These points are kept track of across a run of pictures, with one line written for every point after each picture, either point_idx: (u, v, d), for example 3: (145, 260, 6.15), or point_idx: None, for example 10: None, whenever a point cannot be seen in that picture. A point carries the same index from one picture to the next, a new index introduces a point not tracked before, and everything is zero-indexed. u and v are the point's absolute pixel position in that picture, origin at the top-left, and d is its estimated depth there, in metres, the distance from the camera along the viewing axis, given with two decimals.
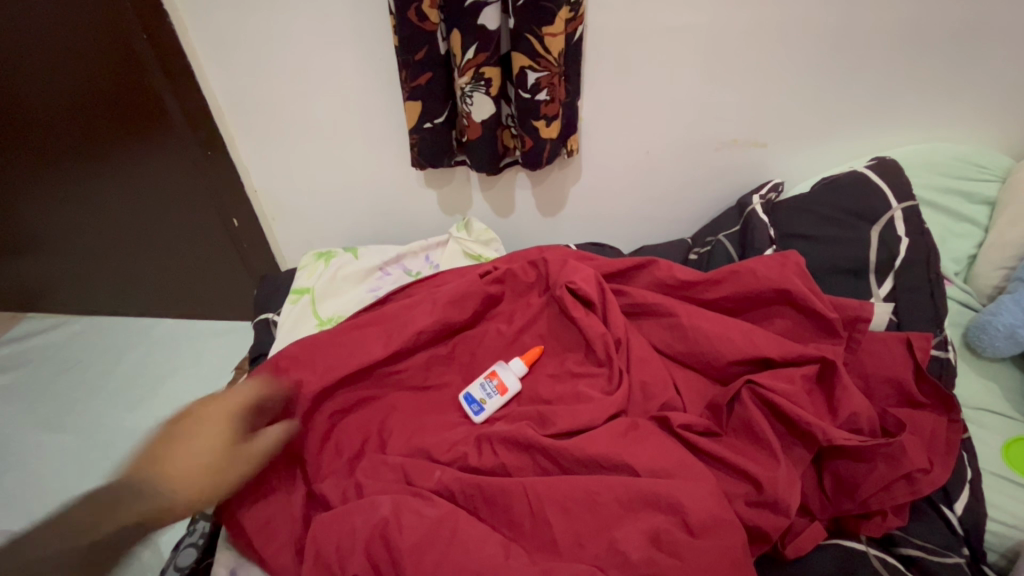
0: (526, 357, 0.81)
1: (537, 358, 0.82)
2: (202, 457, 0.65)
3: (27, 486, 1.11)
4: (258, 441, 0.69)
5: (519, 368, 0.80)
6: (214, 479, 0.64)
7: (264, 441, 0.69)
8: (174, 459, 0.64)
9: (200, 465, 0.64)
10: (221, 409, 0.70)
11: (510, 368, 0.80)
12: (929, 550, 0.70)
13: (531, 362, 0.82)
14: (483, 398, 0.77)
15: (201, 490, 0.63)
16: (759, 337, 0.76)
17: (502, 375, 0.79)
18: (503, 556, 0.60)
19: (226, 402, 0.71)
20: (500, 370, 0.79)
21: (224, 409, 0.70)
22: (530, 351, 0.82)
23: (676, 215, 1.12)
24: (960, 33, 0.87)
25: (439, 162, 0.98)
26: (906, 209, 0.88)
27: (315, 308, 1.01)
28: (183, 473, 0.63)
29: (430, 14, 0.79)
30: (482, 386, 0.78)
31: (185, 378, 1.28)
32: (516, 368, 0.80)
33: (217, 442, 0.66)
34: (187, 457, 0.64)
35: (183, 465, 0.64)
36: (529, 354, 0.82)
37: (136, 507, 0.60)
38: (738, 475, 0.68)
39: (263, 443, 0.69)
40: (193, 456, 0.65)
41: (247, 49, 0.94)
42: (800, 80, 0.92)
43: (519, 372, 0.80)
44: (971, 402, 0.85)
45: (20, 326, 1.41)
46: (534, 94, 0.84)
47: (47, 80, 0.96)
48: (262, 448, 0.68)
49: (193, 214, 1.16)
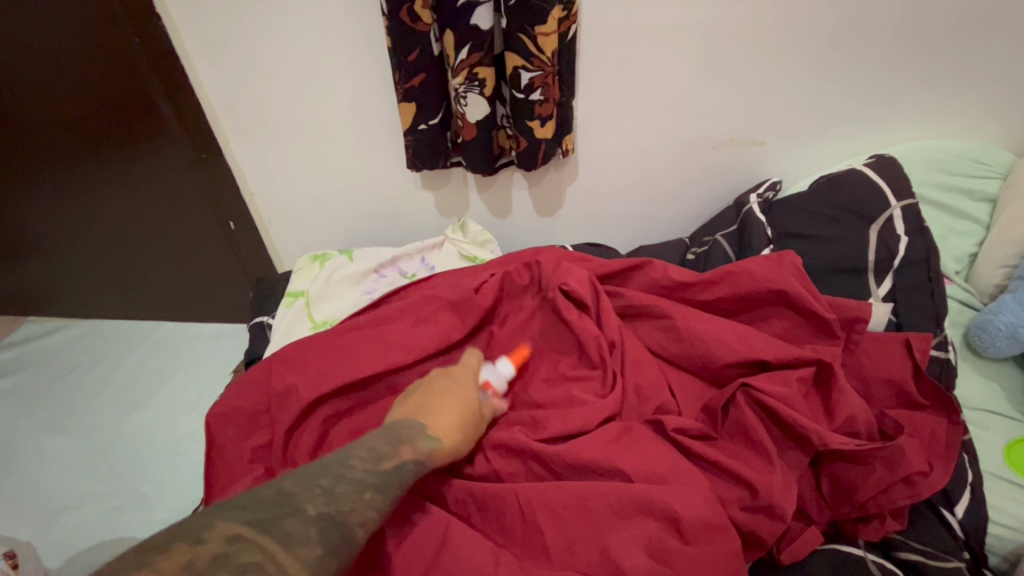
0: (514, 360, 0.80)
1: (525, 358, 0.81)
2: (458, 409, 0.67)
3: (26, 490, 1.12)
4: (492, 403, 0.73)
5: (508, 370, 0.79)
6: (473, 429, 0.68)
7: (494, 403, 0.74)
8: (445, 405, 0.66)
9: (467, 415, 0.67)
10: (467, 373, 0.74)
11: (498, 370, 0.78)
12: (928, 554, 0.69)
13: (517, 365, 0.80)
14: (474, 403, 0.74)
15: (462, 439, 0.66)
16: (755, 339, 0.75)
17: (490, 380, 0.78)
18: (492, 564, 0.59)
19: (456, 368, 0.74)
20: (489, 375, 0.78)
21: (468, 373, 0.74)
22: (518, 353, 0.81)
23: (674, 215, 1.11)
24: (961, 28, 0.85)
25: (435, 163, 0.97)
26: (906, 207, 0.87)
27: (310, 311, 1.00)
28: (448, 422, 0.65)
29: (422, 15, 0.78)
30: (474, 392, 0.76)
31: (183, 381, 1.28)
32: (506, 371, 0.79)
33: (471, 398, 0.70)
34: (457, 408, 0.67)
35: (447, 416, 0.65)
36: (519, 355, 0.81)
37: (422, 441, 0.60)
38: (733, 480, 0.67)
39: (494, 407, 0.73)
40: (455, 408, 0.67)
41: (239, 51, 0.93)
42: (799, 78, 0.91)
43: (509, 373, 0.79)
44: (972, 403, 0.84)
45: (21, 329, 1.42)
46: (527, 94, 0.83)
47: (42, 85, 0.96)
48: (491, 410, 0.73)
49: (190, 217, 1.15)
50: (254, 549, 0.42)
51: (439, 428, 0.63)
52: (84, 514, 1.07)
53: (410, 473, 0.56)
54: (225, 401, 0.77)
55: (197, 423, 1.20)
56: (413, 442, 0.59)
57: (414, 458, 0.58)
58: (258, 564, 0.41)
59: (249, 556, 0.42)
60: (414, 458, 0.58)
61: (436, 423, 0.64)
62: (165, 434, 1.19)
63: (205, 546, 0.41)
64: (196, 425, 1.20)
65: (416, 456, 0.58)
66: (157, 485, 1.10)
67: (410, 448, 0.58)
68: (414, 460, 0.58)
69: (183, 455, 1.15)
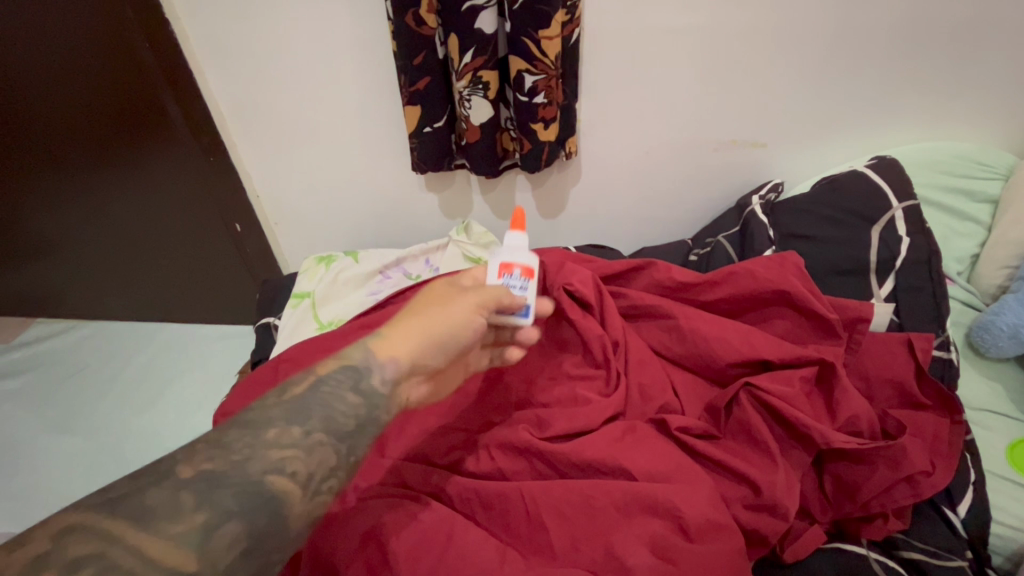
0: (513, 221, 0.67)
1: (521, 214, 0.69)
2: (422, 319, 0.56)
3: (34, 489, 1.12)
4: (473, 292, 0.60)
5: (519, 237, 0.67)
6: (444, 327, 0.56)
7: (490, 293, 0.61)
8: (402, 315, 0.57)
9: (427, 317, 0.57)
10: (446, 284, 0.64)
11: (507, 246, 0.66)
12: (931, 553, 0.69)
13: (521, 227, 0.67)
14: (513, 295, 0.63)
15: (429, 343, 0.55)
16: (757, 339, 0.76)
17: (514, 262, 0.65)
18: (498, 561, 0.60)
19: (436, 285, 0.65)
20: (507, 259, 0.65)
21: (444, 284, 0.64)
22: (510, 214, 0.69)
23: (677, 217, 1.11)
24: (962, 31, 0.86)
25: (440, 165, 0.98)
26: (908, 208, 0.88)
27: (316, 312, 1.01)
28: (404, 331, 0.54)
29: (427, 19, 0.80)
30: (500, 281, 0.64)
31: (190, 381, 1.29)
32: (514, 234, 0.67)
33: (436, 301, 0.59)
34: (413, 313, 0.57)
35: (402, 325, 0.55)
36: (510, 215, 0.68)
37: (352, 352, 0.51)
38: (736, 479, 0.68)
39: (495, 296, 0.61)
40: (413, 313, 0.57)
41: (247, 55, 0.95)
42: (801, 80, 0.92)
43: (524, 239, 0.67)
44: (975, 403, 0.84)
45: (29, 331, 1.43)
46: (531, 97, 0.84)
47: (53, 89, 0.97)
48: (488, 303, 0.60)
49: (197, 220, 1.17)
50: (91, 535, 0.35)
51: (386, 335, 0.53)
52: None
53: (320, 400, 0.47)
54: (233, 400, 0.78)
55: (204, 423, 1.21)
56: (329, 365, 0.50)
57: (323, 382, 0.48)
58: (96, 556, 0.35)
59: (83, 547, 0.35)
60: (324, 381, 0.48)
61: (384, 331, 0.54)
62: (172, 435, 1.19)
63: (25, 549, 0.34)
64: (203, 425, 1.20)
65: (336, 376, 0.49)
66: None
67: (322, 368, 0.49)
68: (326, 384, 0.48)
69: None
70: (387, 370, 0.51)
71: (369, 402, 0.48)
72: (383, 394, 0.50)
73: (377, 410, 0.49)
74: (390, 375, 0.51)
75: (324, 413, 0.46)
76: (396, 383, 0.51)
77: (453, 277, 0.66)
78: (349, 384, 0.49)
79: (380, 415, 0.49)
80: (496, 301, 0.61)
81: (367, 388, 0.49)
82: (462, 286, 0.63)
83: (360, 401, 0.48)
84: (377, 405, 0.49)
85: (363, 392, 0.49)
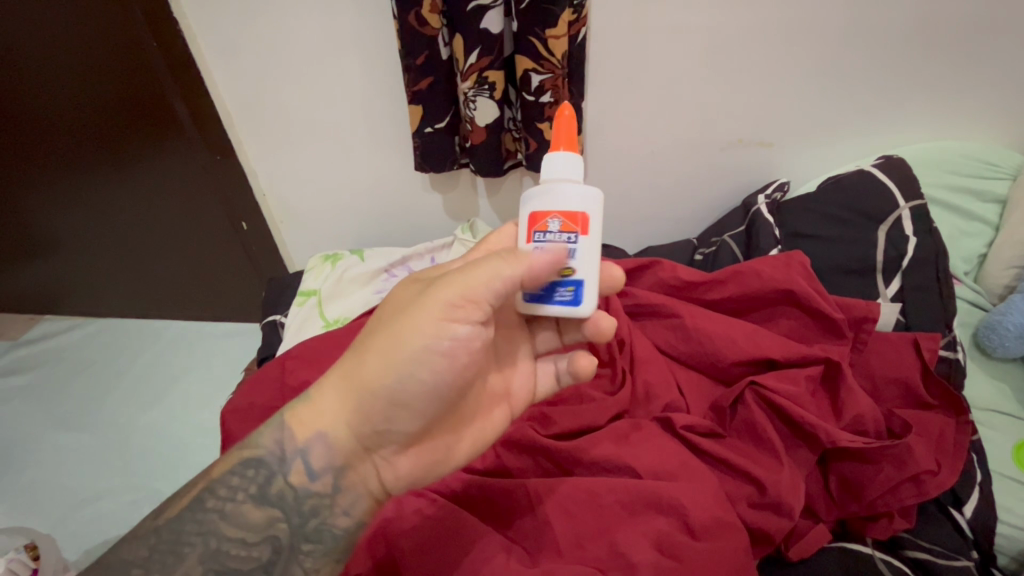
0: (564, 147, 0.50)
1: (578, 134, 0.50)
2: (347, 391, 0.50)
3: (43, 484, 1.13)
4: (453, 276, 0.48)
5: (571, 171, 0.49)
6: (387, 372, 0.48)
7: (488, 266, 0.47)
8: (339, 362, 0.52)
9: (366, 362, 0.49)
10: (406, 289, 0.53)
11: (549, 183, 0.49)
12: (937, 553, 0.69)
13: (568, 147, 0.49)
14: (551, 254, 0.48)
15: (374, 397, 0.49)
16: (763, 338, 0.76)
17: (554, 209, 0.48)
18: (503, 557, 0.60)
19: (393, 293, 0.55)
20: (544, 206, 0.49)
21: (402, 291, 0.53)
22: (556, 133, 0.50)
23: (683, 216, 1.11)
24: (972, 31, 0.86)
25: (443, 166, 0.97)
26: (915, 208, 0.87)
27: (322, 309, 1.02)
28: (327, 412, 0.51)
29: (429, 19, 0.80)
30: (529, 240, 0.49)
31: (196, 378, 1.30)
32: (564, 167, 0.49)
33: (380, 326, 0.50)
34: (351, 356, 0.51)
35: (327, 402, 0.51)
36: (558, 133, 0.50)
37: (266, 442, 0.52)
38: (741, 477, 0.67)
39: (498, 257, 0.47)
40: (351, 355, 0.51)
41: (254, 54, 0.95)
42: (809, 79, 0.92)
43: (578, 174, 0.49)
44: (982, 403, 0.84)
45: (38, 327, 1.44)
46: (538, 96, 0.84)
47: (62, 90, 0.98)
48: (479, 278, 0.47)
49: (204, 218, 1.17)
50: None
51: (317, 399, 0.52)
52: (100, 508, 1.09)
53: (207, 519, 0.49)
54: (239, 397, 0.79)
55: (211, 420, 1.21)
56: (237, 458, 0.52)
57: (215, 489, 0.50)
58: None
59: None
60: (221, 485, 0.51)
61: (314, 395, 0.52)
62: (178, 431, 1.20)
63: None
64: (209, 422, 1.21)
65: (242, 472, 0.51)
66: (172, 482, 1.12)
67: (215, 471, 0.51)
68: (214, 496, 0.50)
69: (196, 451, 1.16)
70: (304, 461, 0.51)
71: (273, 508, 0.51)
72: (299, 491, 0.51)
73: (296, 507, 0.51)
74: (316, 462, 0.51)
75: (224, 527, 0.49)
76: (328, 467, 0.51)
77: (426, 276, 0.56)
78: (251, 487, 0.51)
79: (297, 514, 0.51)
80: (506, 253, 0.47)
81: (275, 489, 0.51)
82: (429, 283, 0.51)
83: (262, 509, 0.51)
84: (290, 501, 0.51)
85: (268, 497, 0.51)
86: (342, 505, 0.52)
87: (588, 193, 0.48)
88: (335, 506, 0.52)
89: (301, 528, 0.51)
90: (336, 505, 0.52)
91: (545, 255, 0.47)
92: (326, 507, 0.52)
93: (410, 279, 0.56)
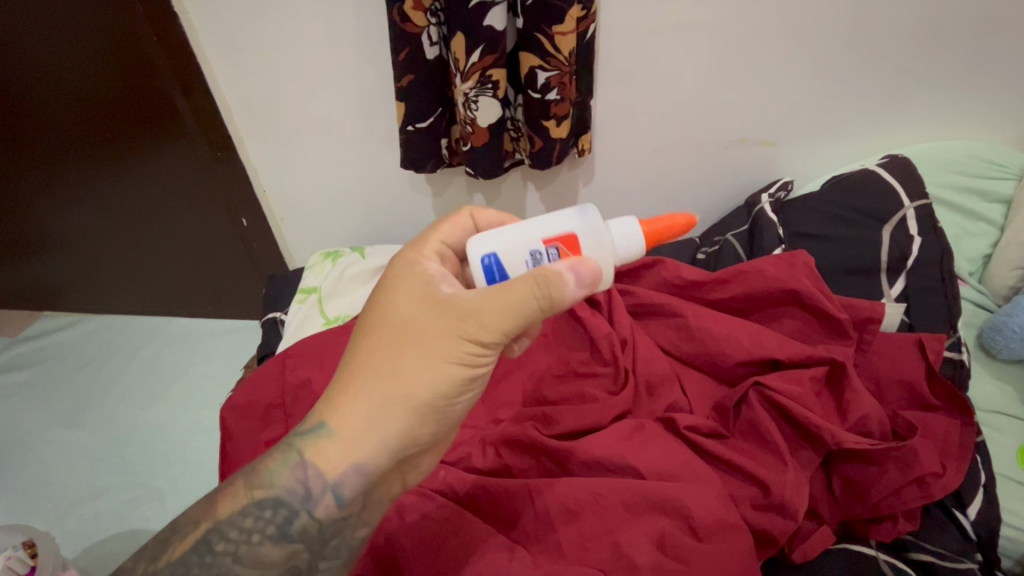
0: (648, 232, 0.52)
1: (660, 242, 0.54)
2: (382, 425, 0.49)
3: (41, 482, 1.13)
4: (485, 308, 0.47)
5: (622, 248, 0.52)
6: (431, 406, 0.49)
7: (523, 304, 0.47)
8: (363, 394, 0.49)
9: (405, 397, 0.48)
10: (416, 310, 0.50)
11: (610, 234, 0.52)
12: (940, 555, 0.68)
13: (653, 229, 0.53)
14: (529, 265, 0.51)
15: (418, 429, 0.49)
16: (767, 337, 0.75)
17: (583, 249, 0.51)
18: (506, 558, 0.59)
19: (397, 310, 0.51)
20: (586, 238, 0.51)
21: (413, 313, 0.50)
22: (661, 218, 0.53)
23: (685, 214, 1.11)
24: (979, 30, 0.85)
25: (424, 167, 0.97)
26: (920, 208, 0.87)
27: (323, 307, 1.01)
28: (357, 444, 0.49)
29: (412, 16, 0.80)
30: (546, 245, 0.51)
31: (196, 375, 1.29)
32: (630, 241, 0.52)
33: (409, 360, 0.48)
34: (381, 390, 0.48)
35: (355, 436, 0.49)
36: (659, 221, 0.53)
37: (288, 478, 0.51)
38: (745, 478, 0.67)
39: (531, 293, 0.47)
40: (380, 389, 0.48)
41: (254, 49, 0.94)
42: (813, 78, 0.91)
43: (622, 258, 0.53)
44: (987, 405, 0.83)
45: (36, 324, 1.43)
46: (543, 94, 0.84)
47: (60, 87, 0.97)
48: (516, 313, 0.47)
49: (203, 214, 1.17)
50: None
51: (343, 432, 0.49)
52: (98, 506, 1.09)
53: (220, 562, 0.51)
54: (239, 394, 0.78)
55: (211, 418, 1.21)
56: (251, 499, 0.51)
57: (225, 530, 0.51)
58: None
59: None
60: (233, 526, 0.51)
61: (337, 427, 0.49)
62: (177, 428, 1.20)
63: None
64: (209, 419, 1.21)
65: (258, 513, 0.51)
66: (172, 479, 1.11)
67: (223, 513, 0.52)
68: (224, 538, 0.51)
69: (196, 448, 1.16)
70: (332, 495, 0.50)
71: (294, 542, 0.51)
72: (324, 522, 0.51)
73: (319, 535, 0.51)
74: (347, 492, 0.50)
75: (240, 568, 0.51)
76: (359, 496, 0.50)
77: (424, 286, 0.51)
78: (269, 527, 0.51)
79: (317, 540, 0.51)
80: (541, 290, 0.46)
81: (297, 526, 0.51)
82: (449, 308, 0.49)
83: (280, 547, 0.51)
84: (313, 532, 0.51)
85: (288, 535, 0.51)
86: (363, 518, 0.52)
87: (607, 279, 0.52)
88: (358, 521, 0.52)
89: (322, 553, 0.52)
90: (360, 521, 0.52)
91: (578, 289, 0.47)
92: (348, 524, 0.52)
93: (403, 290, 0.52)
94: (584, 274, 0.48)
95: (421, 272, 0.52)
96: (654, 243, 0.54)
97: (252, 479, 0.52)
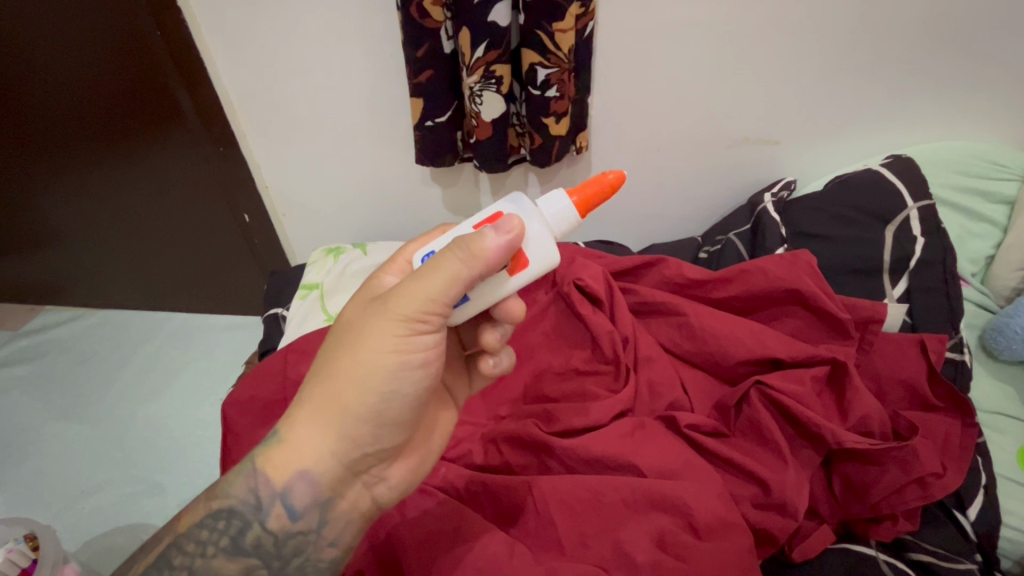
0: (578, 202, 0.49)
1: (596, 207, 0.50)
2: (325, 425, 0.48)
3: (42, 476, 1.13)
4: (409, 287, 0.46)
5: (556, 220, 0.49)
6: (368, 399, 0.48)
7: (443, 268, 0.45)
8: (307, 399, 0.49)
9: (339, 395, 0.48)
10: (361, 310, 0.51)
11: (539, 208, 0.49)
12: (939, 555, 0.69)
13: (590, 199, 0.49)
14: None
15: (357, 426, 0.48)
16: (768, 337, 0.75)
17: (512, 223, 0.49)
18: (506, 554, 0.59)
19: (346, 317, 0.52)
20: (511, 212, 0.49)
21: (357, 313, 0.51)
22: (587, 183, 0.49)
23: (687, 213, 1.11)
24: (985, 31, 0.85)
25: (443, 161, 0.97)
26: (922, 208, 0.87)
27: (323, 304, 1.01)
28: (305, 448, 0.49)
29: (431, 11, 0.79)
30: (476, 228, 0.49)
31: (197, 370, 1.30)
32: (557, 213, 0.49)
33: (344, 355, 0.48)
34: (319, 389, 0.49)
35: (303, 440, 0.49)
36: (588, 186, 0.49)
37: (240, 487, 0.51)
38: (747, 477, 0.67)
39: (451, 253, 0.45)
40: (318, 386, 0.49)
41: (256, 42, 0.94)
42: (817, 78, 0.91)
43: (559, 231, 0.49)
44: (989, 406, 0.83)
45: (36, 318, 1.44)
46: (543, 91, 0.84)
47: (61, 82, 0.98)
48: (439, 280, 0.45)
49: (203, 210, 1.17)
50: None
51: (289, 438, 0.50)
52: (99, 500, 1.09)
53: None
54: (241, 391, 0.79)
55: (212, 413, 1.21)
56: (208, 511, 0.52)
57: (183, 544, 0.52)
58: None
59: None
60: (189, 540, 0.52)
61: (284, 434, 0.50)
62: (178, 423, 1.20)
63: None
64: (210, 415, 1.21)
65: (213, 525, 0.52)
66: (173, 475, 1.12)
67: (183, 525, 0.53)
68: (181, 551, 0.52)
69: (196, 443, 1.16)
70: (283, 506, 0.50)
71: (250, 556, 0.52)
72: (279, 535, 0.51)
73: (276, 550, 0.52)
74: (297, 503, 0.50)
75: None
76: (311, 507, 0.51)
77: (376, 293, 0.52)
78: (224, 540, 0.52)
79: (276, 558, 0.52)
80: (461, 249, 0.45)
81: (251, 538, 0.51)
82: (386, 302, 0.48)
83: (236, 560, 0.52)
84: (269, 546, 0.52)
85: (243, 548, 0.52)
86: (327, 537, 0.52)
87: (549, 256, 0.49)
88: (319, 539, 0.52)
89: (282, 568, 0.52)
90: (322, 538, 0.52)
91: (498, 240, 0.45)
92: (310, 543, 0.52)
93: (356, 299, 0.53)
94: (503, 232, 0.45)
95: (376, 281, 0.54)
96: (591, 209, 0.50)
97: (211, 492, 0.53)
